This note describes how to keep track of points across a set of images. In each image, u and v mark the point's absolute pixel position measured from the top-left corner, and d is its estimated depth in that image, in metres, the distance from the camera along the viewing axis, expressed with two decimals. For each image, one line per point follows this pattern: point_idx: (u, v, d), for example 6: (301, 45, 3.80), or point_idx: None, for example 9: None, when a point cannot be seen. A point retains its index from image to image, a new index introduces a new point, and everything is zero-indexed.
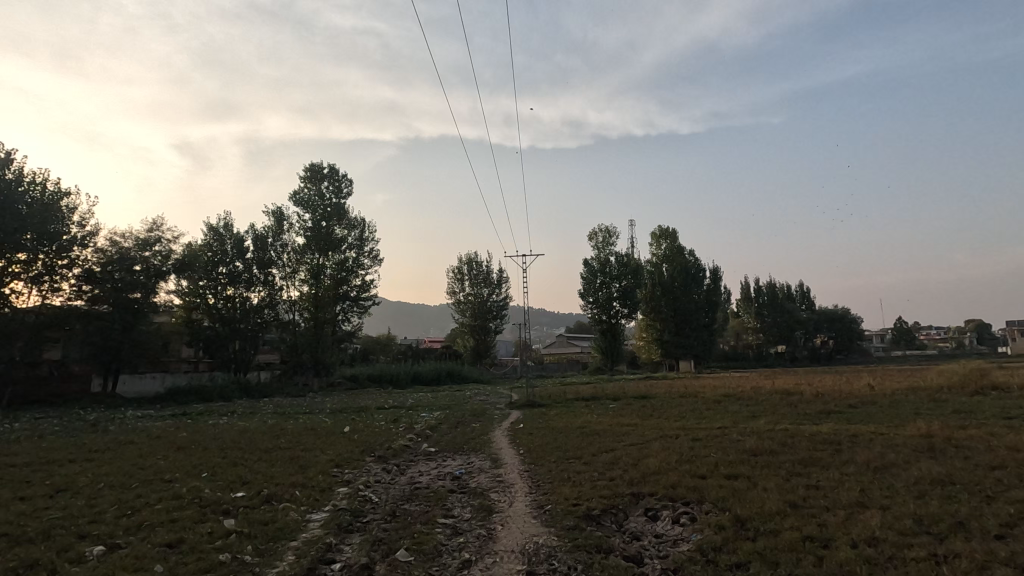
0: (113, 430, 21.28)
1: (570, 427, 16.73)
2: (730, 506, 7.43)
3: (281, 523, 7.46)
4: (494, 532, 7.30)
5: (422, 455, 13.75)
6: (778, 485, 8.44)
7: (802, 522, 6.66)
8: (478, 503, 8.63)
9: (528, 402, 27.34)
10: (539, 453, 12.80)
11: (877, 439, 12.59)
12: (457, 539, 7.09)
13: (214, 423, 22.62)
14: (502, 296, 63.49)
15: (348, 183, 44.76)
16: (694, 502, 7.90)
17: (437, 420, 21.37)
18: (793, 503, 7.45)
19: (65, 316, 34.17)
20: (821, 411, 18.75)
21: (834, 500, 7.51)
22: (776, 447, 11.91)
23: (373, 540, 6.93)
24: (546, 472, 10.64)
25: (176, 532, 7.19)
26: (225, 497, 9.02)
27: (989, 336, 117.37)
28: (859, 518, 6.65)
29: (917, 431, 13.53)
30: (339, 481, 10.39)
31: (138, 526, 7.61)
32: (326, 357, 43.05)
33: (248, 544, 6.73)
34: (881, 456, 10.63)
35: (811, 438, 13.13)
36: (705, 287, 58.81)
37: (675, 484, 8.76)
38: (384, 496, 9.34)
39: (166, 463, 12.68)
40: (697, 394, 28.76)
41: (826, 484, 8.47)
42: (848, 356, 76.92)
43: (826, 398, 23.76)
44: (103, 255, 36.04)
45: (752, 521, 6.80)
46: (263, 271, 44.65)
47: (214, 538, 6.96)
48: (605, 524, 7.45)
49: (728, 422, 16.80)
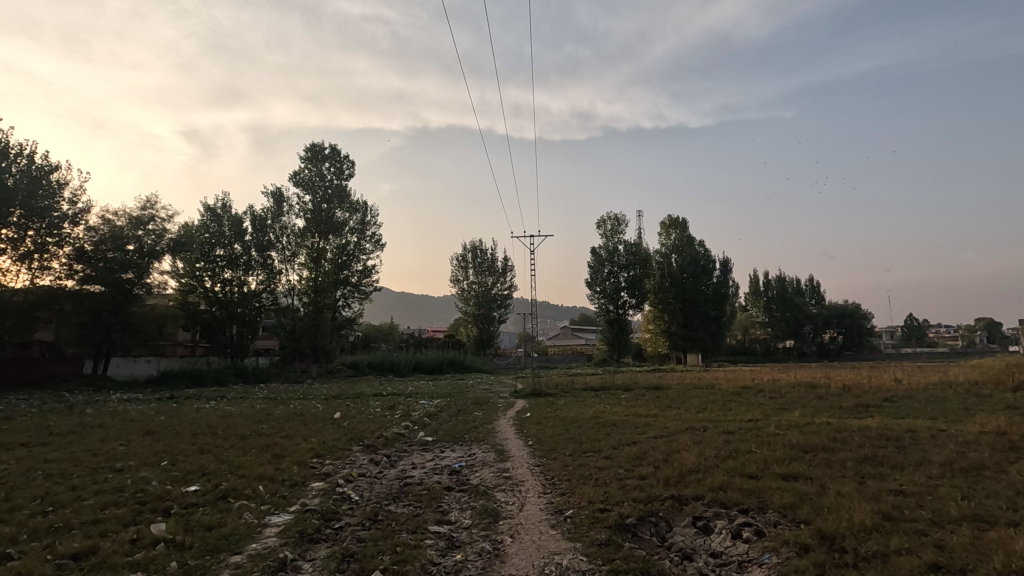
0: (90, 411, 19.94)
1: (583, 418, 15.00)
2: (809, 516, 5.74)
3: (228, 528, 5.82)
4: (502, 548, 5.63)
5: (417, 446, 12.12)
6: (856, 490, 6.73)
7: (913, 543, 4.97)
8: (480, 505, 6.98)
9: (533, 391, 25.88)
10: (551, 445, 11.19)
11: (944, 436, 10.84)
12: (453, 556, 5.43)
13: (199, 407, 21.15)
14: (506, 285, 61.74)
15: (350, 164, 43.13)
16: (754, 510, 6.23)
17: (437, 408, 19.94)
18: (887, 515, 5.75)
19: (54, 295, 32.67)
20: (857, 405, 17.10)
21: (938, 511, 5.81)
22: (827, 442, 10.25)
23: (342, 556, 5.25)
24: (561, 468, 8.99)
25: (91, 539, 5.55)
26: (174, 493, 7.38)
27: (1000, 336, 115.16)
28: (993, 540, 4.92)
29: (984, 427, 11.81)
30: (316, 475, 8.76)
31: (52, 528, 6.00)
32: (326, 343, 41.37)
33: (174, 559, 5.07)
34: (960, 456, 8.86)
35: (864, 434, 11.36)
36: (715, 279, 56.30)
37: (724, 486, 7.09)
38: (368, 494, 7.70)
39: (124, 449, 11.12)
40: (714, 386, 27.18)
41: (913, 490, 6.76)
42: (858, 353, 75.05)
43: (855, 391, 22.10)
44: (95, 233, 34.28)
45: (845, 540, 5.11)
46: (263, 254, 43.17)
47: (136, 549, 5.32)
48: (644, 537, 5.84)
49: (758, 415, 15.15)
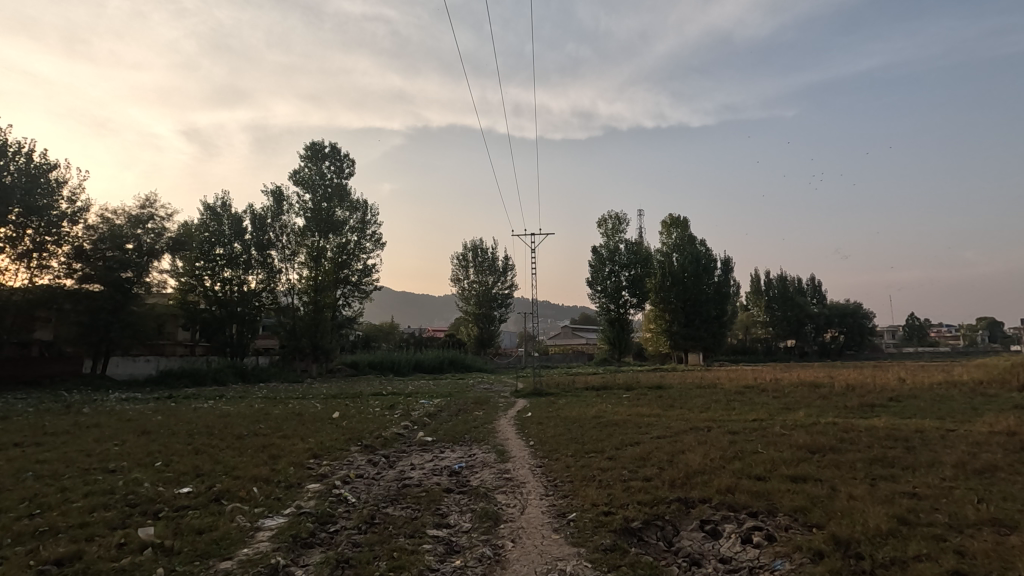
0: (87, 411, 19.73)
1: (585, 418, 14.81)
2: (822, 520, 5.54)
3: (219, 532, 5.63)
4: (503, 553, 5.42)
5: (416, 446, 11.93)
6: (868, 493, 6.52)
7: (933, 549, 4.76)
8: (480, 508, 6.77)
9: (534, 391, 25.65)
10: (553, 445, 10.98)
11: (954, 437, 10.63)
12: (452, 562, 5.23)
13: (197, 407, 20.95)
14: (507, 284, 61.50)
15: (350, 163, 42.93)
16: (764, 514, 6.02)
17: (437, 407, 19.75)
18: (902, 519, 5.54)
19: (53, 294, 32.49)
20: (862, 405, 16.88)
21: (955, 515, 5.60)
22: (835, 443, 10.04)
23: (336, 562, 5.05)
24: (562, 469, 8.80)
25: (77, 544, 5.36)
26: (165, 495, 7.19)
27: (1002, 335, 114.81)
28: (1016, 547, 4.72)
29: (994, 428, 11.59)
30: (313, 476, 8.56)
31: (37, 533, 5.80)
32: (326, 343, 41.13)
33: (161, 565, 4.88)
34: (973, 457, 8.62)
35: (872, 434, 11.14)
36: (716, 279, 56.04)
37: (732, 488, 6.89)
38: (365, 497, 7.51)
39: (118, 450, 10.92)
40: (717, 386, 26.95)
41: (928, 493, 6.55)
42: (860, 352, 74.75)
43: (860, 391, 21.87)
44: (94, 232, 34.10)
45: (860, 545, 4.91)
46: (263, 253, 42.97)
47: (122, 554, 5.12)
48: (650, 542, 5.64)
49: (763, 415, 14.94)
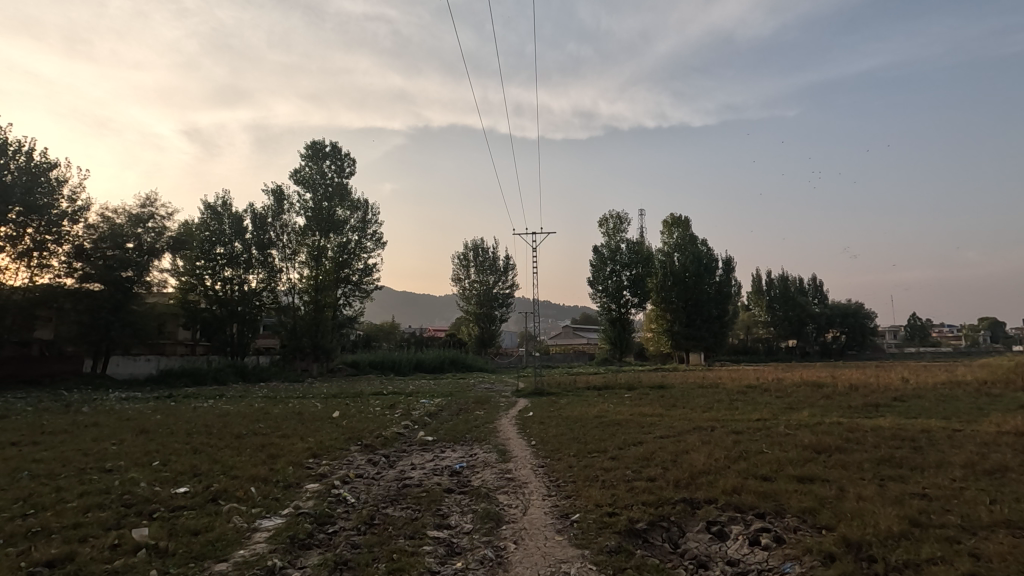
0: (86, 411, 19.64)
1: (587, 418, 14.70)
2: (832, 522, 5.42)
3: (215, 533, 5.51)
4: (505, 555, 5.30)
5: (417, 445, 11.80)
6: (878, 494, 6.40)
7: (947, 551, 4.63)
8: (482, 508, 6.65)
9: (535, 390, 25.52)
10: (555, 445, 10.85)
11: (961, 437, 10.49)
12: (453, 564, 5.11)
13: (197, 407, 20.87)
14: (508, 284, 61.36)
15: (351, 163, 42.80)
16: (771, 515, 5.91)
17: (438, 407, 19.64)
18: (913, 520, 5.42)
19: (53, 294, 32.41)
20: (866, 405, 16.73)
21: (967, 517, 5.47)
22: (840, 443, 9.92)
23: (334, 564, 4.93)
24: (565, 469, 8.67)
25: (70, 545, 5.24)
26: (161, 495, 7.07)
27: (1003, 335, 114.56)
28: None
29: (1002, 428, 11.45)
30: (312, 476, 8.44)
31: (29, 533, 5.68)
32: (326, 342, 41.01)
33: (155, 567, 4.76)
34: (982, 458, 8.47)
35: (878, 434, 11.01)
36: (718, 278, 55.84)
37: (738, 488, 6.76)
38: (365, 497, 7.38)
39: (116, 449, 10.80)
40: (719, 386, 26.84)
41: (938, 493, 6.43)
42: (861, 352, 74.56)
43: (863, 391, 21.72)
44: (94, 231, 34.02)
45: (872, 548, 4.78)
46: (263, 252, 42.85)
47: (115, 555, 5.00)
48: (655, 544, 5.51)
49: (766, 415, 14.81)
